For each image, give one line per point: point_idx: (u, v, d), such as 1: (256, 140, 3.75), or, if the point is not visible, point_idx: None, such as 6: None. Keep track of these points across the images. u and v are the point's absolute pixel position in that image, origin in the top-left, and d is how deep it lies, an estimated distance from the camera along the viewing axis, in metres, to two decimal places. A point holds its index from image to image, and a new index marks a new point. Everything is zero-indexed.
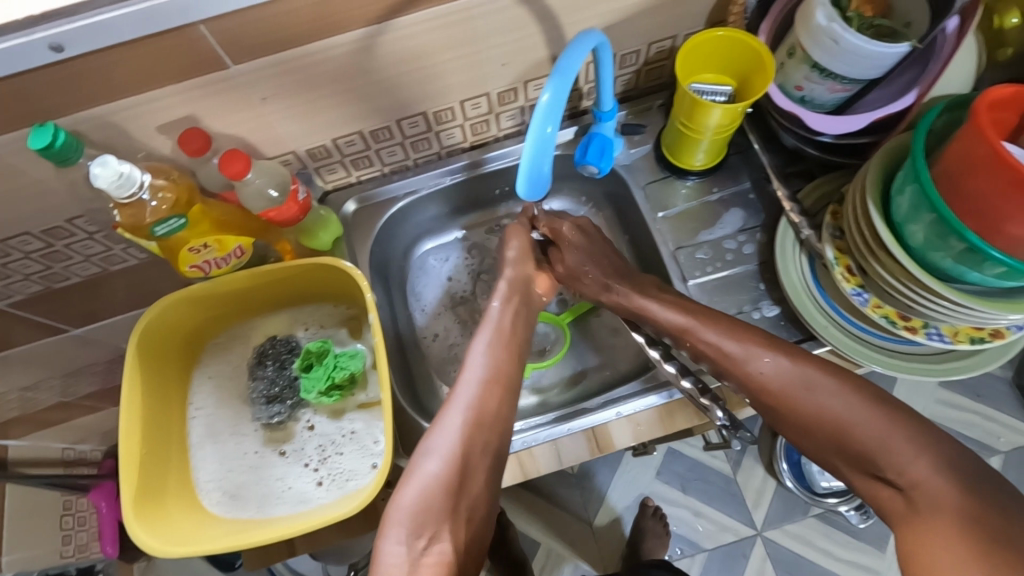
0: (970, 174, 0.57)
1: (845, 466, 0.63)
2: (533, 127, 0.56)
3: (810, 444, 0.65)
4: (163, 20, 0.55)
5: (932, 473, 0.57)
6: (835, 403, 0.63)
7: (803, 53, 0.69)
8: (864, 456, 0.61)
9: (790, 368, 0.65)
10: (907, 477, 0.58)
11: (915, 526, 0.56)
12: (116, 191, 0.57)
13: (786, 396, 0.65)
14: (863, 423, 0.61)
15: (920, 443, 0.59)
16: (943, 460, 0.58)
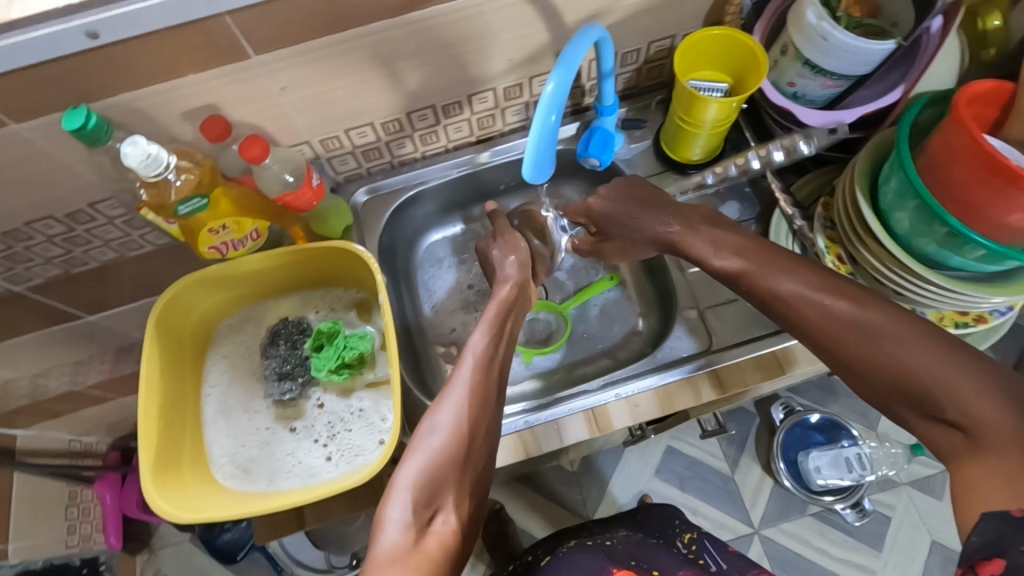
0: (952, 163, 0.60)
1: (906, 409, 0.54)
2: (537, 115, 0.59)
3: (867, 387, 0.57)
4: (192, 9, 0.58)
5: (996, 411, 0.48)
6: (889, 345, 0.54)
7: (795, 51, 0.73)
8: (925, 398, 0.52)
9: (841, 309, 0.57)
10: (971, 416, 0.49)
11: (972, 463, 0.48)
12: (143, 170, 0.61)
13: (838, 340, 0.57)
14: (928, 364, 0.51)
15: (990, 380, 0.49)
16: (1017, 395, 0.48)
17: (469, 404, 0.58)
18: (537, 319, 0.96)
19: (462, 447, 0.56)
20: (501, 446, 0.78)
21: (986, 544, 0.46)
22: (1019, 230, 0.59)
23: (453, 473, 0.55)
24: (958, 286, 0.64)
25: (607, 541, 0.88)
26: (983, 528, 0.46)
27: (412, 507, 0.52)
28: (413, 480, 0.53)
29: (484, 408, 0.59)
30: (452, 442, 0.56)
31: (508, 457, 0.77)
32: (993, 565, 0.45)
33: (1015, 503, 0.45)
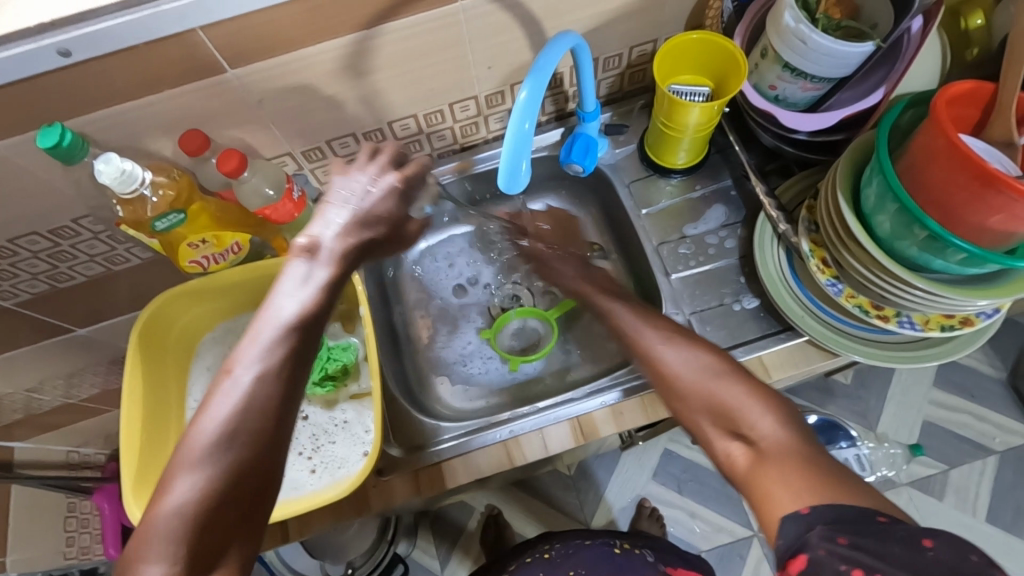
0: (930, 165, 0.60)
1: (710, 427, 0.56)
2: (512, 124, 0.59)
3: (686, 414, 0.59)
4: (164, 25, 0.58)
5: (776, 428, 0.53)
6: (709, 382, 0.58)
7: (775, 54, 0.73)
8: (726, 415, 0.56)
9: (693, 355, 0.61)
10: (758, 431, 0.53)
11: (761, 474, 0.50)
12: (118, 187, 0.61)
13: (674, 382, 0.60)
14: (725, 384, 0.57)
15: (769, 400, 0.55)
16: (787, 417, 0.54)
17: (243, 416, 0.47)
18: (525, 325, 0.97)
19: (233, 473, 0.45)
20: (486, 456, 0.77)
21: (792, 545, 0.45)
22: (998, 232, 0.58)
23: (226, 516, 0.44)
24: (943, 289, 0.63)
25: (547, 553, 0.93)
26: (787, 530, 0.46)
27: (175, 566, 0.42)
28: (180, 514, 0.43)
29: (271, 410, 0.48)
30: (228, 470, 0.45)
31: (493, 466, 0.77)
32: (798, 563, 0.44)
33: (803, 501, 0.46)
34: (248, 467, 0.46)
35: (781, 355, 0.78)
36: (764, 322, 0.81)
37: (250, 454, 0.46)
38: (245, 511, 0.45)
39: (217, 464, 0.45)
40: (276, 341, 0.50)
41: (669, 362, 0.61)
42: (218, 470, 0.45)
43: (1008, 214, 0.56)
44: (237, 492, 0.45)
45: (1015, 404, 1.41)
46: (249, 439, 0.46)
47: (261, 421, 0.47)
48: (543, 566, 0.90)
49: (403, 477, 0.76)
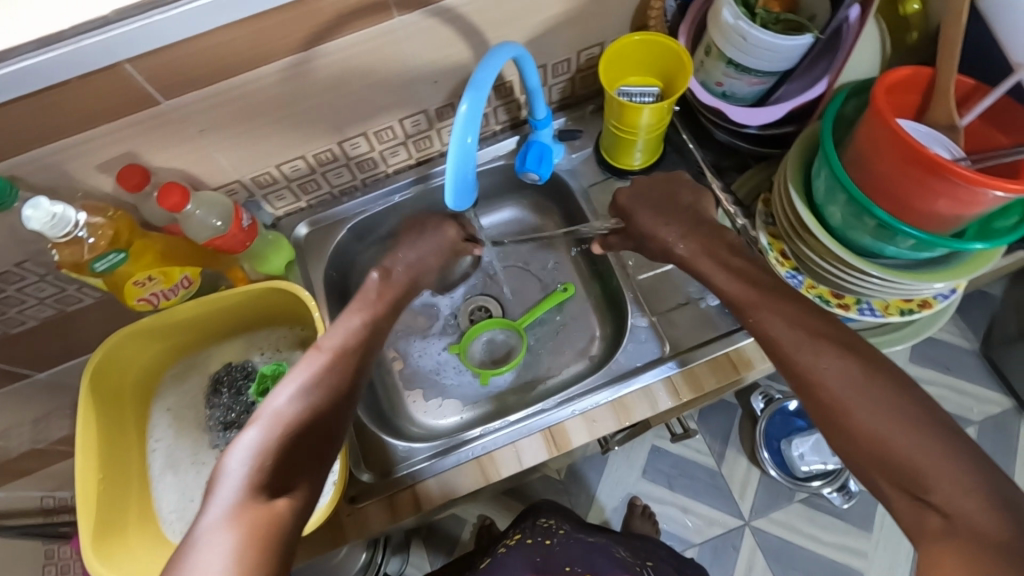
0: (873, 154, 0.60)
1: (888, 485, 0.53)
2: (453, 138, 0.58)
3: (853, 455, 0.56)
4: (87, 62, 0.56)
5: (978, 507, 0.48)
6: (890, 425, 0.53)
7: (718, 51, 0.73)
8: (908, 475, 0.52)
9: (855, 372, 0.56)
10: (953, 505, 0.49)
11: (934, 545, 0.48)
12: (49, 232, 0.58)
13: (832, 401, 0.57)
14: (911, 441, 0.52)
15: (976, 471, 0.50)
16: (987, 484, 0.49)
17: (315, 383, 0.62)
18: (495, 337, 0.95)
19: (295, 428, 0.58)
20: (460, 475, 0.76)
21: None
22: (945, 217, 0.59)
23: (291, 455, 0.56)
24: (897, 276, 0.64)
25: (548, 538, 0.90)
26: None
27: (245, 486, 0.52)
28: (254, 447, 0.56)
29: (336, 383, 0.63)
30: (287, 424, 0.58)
31: (467, 484, 0.75)
32: None
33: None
34: (310, 426, 0.59)
35: (750, 350, 0.78)
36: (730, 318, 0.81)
37: (318, 407, 0.60)
38: (307, 456, 0.57)
39: (287, 412, 0.59)
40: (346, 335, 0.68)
41: (826, 375, 0.57)
42: (287, 417, 0.59)
43: (952, 198, 0.56)
44: (304, 434, 0.58)
45: (990, 374, 1.44)
46: (309, 407, 0.60)
47: (317, 396, 0.61)
48: (542, 551, 0.87)
49: (377, 503, 0.75)
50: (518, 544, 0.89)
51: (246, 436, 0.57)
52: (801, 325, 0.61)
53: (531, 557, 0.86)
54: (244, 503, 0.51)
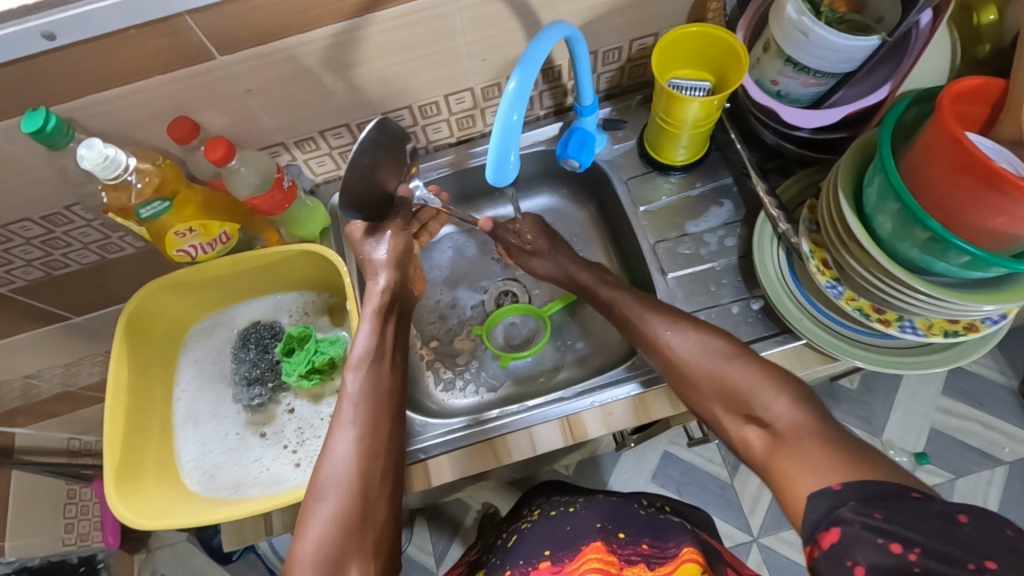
0: (932, 163, 0.57)
1: (724, 413, 0.63)
2: (499, 115, 0.57)
3: (697, 398, 0.65)
4: (148, 10, 0.58)
5: (790, 408, 0.59)
6: (723, 364, 0.64)
7: (777, 48, 0.71)
8: (740, 399, 0.61)
9: (692, 332, 0.67)
10: (771, 412, 0.59)
11: (782, 454, 0.56)
12: (100, 173, 0.60)
13: (682, 366, 0.66)
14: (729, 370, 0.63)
15: (779, 383, 0.60)
16: (800, 397, 0.60)
17: (353, 462, 0.60)
18: (515, 321, 0.95)
19: (360, 504, 0.58)
20: (473, 453, 0.76)
21: (824, 518, 0.50)
22: (1003, 234, 0.56)
23: (352, 541, 0.57)
24: (946, 294, 0.61)
25: (571, 507, 0.84)
26: (816, 504, 0.51)
27: None
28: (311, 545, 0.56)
29: (371, 453, 0.61)
30: (349, 503, 0.58)
31: (479, 465, 0.75)
32: (831, 535, 0.48)
33: (835, 477, 0.51)
34: (369, 501, 0.59)
35: (779, 359, 0.76)
36: (761, 324, 0.79)
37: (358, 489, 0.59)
38: (365, 537, 0.58)
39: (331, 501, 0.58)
40: (358, 386, 0.64)
41: (668, 342, 0.68)
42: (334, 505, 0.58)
43: (1011, 215, 0.54)
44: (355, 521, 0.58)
45: None
46: (367, 478, 0.59)
47: (371, 444, 0.61)
48: (567, 519, 0.80)
49: None
50: (543, 518, 0.83)
51: (309, 524, 0.58)
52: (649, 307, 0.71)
53: (558, 525, 0.79)
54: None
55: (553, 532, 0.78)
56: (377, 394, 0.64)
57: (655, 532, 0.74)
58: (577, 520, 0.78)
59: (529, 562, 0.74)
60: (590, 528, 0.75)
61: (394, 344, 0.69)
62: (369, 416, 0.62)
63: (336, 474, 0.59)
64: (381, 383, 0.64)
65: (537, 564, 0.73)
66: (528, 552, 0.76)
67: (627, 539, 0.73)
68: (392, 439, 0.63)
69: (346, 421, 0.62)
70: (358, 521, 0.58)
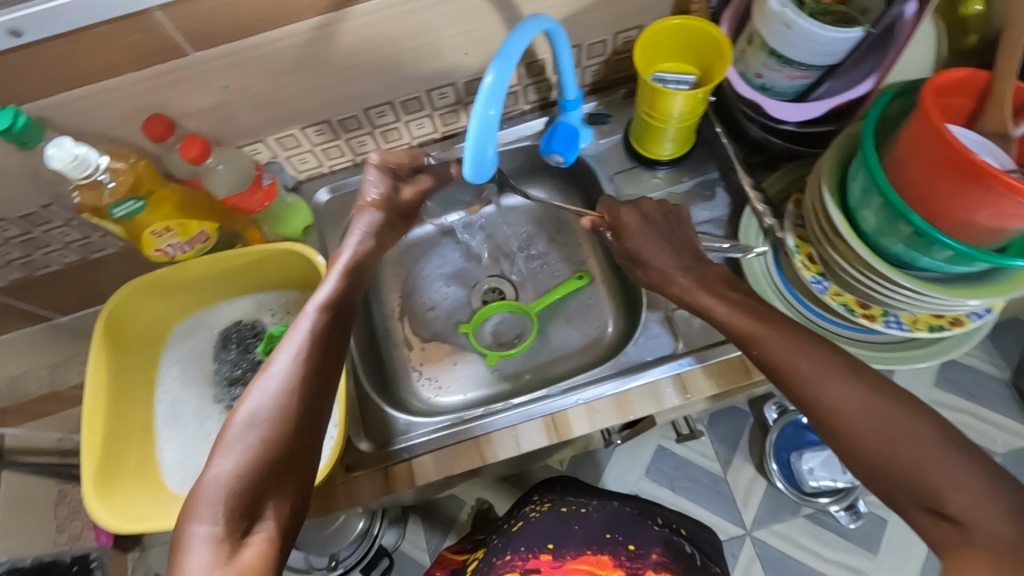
0: (915, 158, 0.57)
1: (905, 501, 0.51)
2: (476, 110, 0.56)
3: (869, 476, 0.54)
4: (117, 6, 0.56)
5: (980, 505, 0.47)
6: (907, 445, 0.51)
7: (761, 40, 0.70)
8: (917, 488, 0.50)
9: (868, 396, 0.54)
10: (966, 508, 0.47)
11: (963, 557, 0.46)
12: (71, 172, 0.59)
13: (847, 429, 0.54)
14: (911, 448, 0.51)
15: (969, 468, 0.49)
16: (988, 475, 0.49)
17: (284, 397, 0.56)
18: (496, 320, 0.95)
19: (277, 438, 0.54)
20: (459, 453, 0.75)
21: None
22: (986, 228, 0.55)
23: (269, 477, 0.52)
24: (929, 289, 0.60)
25: (582, 508, 0.85)
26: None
27: (222, 520, 0.48)
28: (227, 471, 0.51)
29: (305, 394, 0.57)
30: (263, 443, 0.53)
31: (463, 464, 0.74)
32: None
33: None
34: (295, 443, 0.55)
35: None
36: None
37: (286, 428, 0.54)
38: (287, 479, 0.53)
39: (252, 436, 0.53)
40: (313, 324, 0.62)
41: (832, 400, 0.55)
42: (253, 440, 0.53)
43: (997, 209, 0.53)
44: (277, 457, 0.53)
45: (1016, 403, 1.38)
46: (297, 414, 0.56)
47: (306, 386, 0.57)
48: (577, 518, 0.82)
49: (371, 473, 0.74)
50: (552, 509, 0.85)
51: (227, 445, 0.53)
52: (794, 350, 0.59)
53: (568, 521, 0.82)
54: (223, 538, 0.48)
55: (561, 526, 0.81)
56: (326, 340, 0.62)
57: (664, 550, 0.77)
58: (588, 522, 0.81)
59: (530, 551, 0.76)
60: (599, 535, 0.78)
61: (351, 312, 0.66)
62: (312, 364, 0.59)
63: (263, 411, 0.54)
64: (325, 334, 0.61)
65: (540, 555, 0.76)
66: (532, 541, 0.78)
67: (635, 553, 0.76)
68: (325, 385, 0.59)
69: (283, 360, 0.59)
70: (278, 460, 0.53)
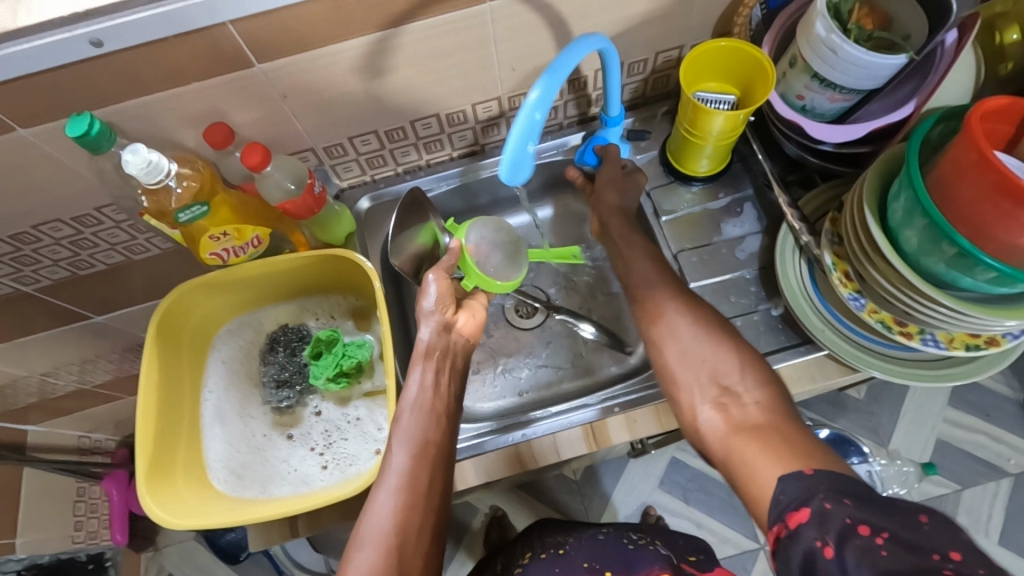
0: (962, 182, 0.59)
1: (698, 392, 0.62)
2: (523, 114, 0.57)
3: (670, 375, 0.65)
4: (192, 19, 0.59)
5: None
6: (718, 348, 0.63)
7: (804, 63, 0.72)
8: (718, 382, 0.61)
9: (692, 315, 0.67)
10: (746, 394, 0.60)
11: (744, 436, 0.56)
12: (143, 178, 0.61)
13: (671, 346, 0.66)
14: (720, 356, 0.63)
15: (761, 379, 0.61)
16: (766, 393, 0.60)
17: (403, 506, 0.59)
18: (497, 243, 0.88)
19: (396, 555, 0.57)
20: (498, 458, 0.76)
21: (794, 499, 0.48)
22: None
23: None
24: (971, 309, 0.62)
25: (561, 548, 0.87)
26: (787, 488, 0.50)
27: None
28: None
29: (421, 498, 0.60)
30: (387, 554, 0.57)
31: (504, 469, 0.76)
32: (800, 515, 0.47)
33: (807, 464, 0.51)
34: (406, 558, 0.57)
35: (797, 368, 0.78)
36: (781, 333, 0.80)
37: (405, 538, 0.58)
38: None
39: (378, 549, 0.57)
40: (427, 402, 0.65)
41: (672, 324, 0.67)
42: (380, 553, 0.57)
43: None
44: (396, 570, 0.56)
45: None
46: (404, 531, 0.58)
47: (418, 484, 0.60)
48: (558, 560, 0.84)
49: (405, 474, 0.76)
50: (534, 560, 0.86)
51: (352, 559, 0.57)
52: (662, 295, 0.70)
53: (548, 564, 0.83)
54: None
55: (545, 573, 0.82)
56: (426, 440, 0.63)
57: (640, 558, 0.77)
58: (565, 562, 0.83)
59: None
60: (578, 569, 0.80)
61: (448, 384, 0.68)
62: (422, 468, 0.61)
63: (372, 535, 0.57)
64: (423, 434, 0.63)
65: None
66: None
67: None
68: (438, 481, 0.62)
69: (398, 453, 0.62)
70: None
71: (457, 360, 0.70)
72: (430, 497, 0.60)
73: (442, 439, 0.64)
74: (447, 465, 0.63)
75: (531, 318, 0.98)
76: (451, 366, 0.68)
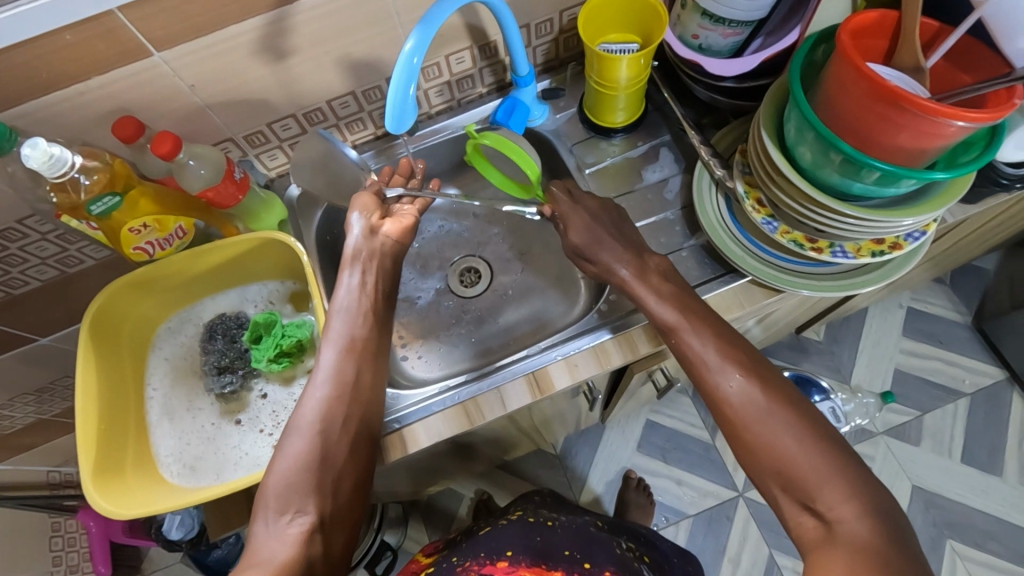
0: (841, 92, 0.62)
1: (782, 495, 0.60)
2: (401, 58, 0.61)
3: (755, 469, 0.62)
4: (79, 10, 0.59)
5: (856, 517, 0.56)
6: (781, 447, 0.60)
7: (693, 3, 0.75)
8: (799, 486, 0.58)
9: (749, 387, 0.63)
10: (835, 511, 0.56)
11: (827, 552, 0.55)
12: (47, 170, 0.62)
13: (727, 408, 0.63)
14: (798, 454, 0.59)
15: (853, 482, 0.57)
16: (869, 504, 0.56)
17: (331, 396, 0.66)
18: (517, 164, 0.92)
19: (322, 440, 0.64)
20: (447, 417, 0.78)
21: None
22: (910, 149, 0.61)
23: (310, 473, 0.62)
24: (867, 213, 0.66)
25: (550, 521, 0.88)
26: None
27: (272, 510, 0.60)
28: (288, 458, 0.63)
29: (347, 395, 0.66)
30: (313, 438, 0.64)
31: (455, 427, 0.77)
32: None
33: None
34: (332, 443, 0.64)
35: (728, 296, 0.80)
36: (709, 266, 0.83)
37: (329, 424, 0.65)
38: (326, 481, 0.63)
39: (307, 434, 0.64)
40: (356, 305, 0.72)
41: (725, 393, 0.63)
42: (308, 437, 0.64)
43: (914, 130, 0.58)
44: (320, 453, 0.63)
45: (981, 345, 1.45)
46: (330, 419, 0.65)
47: (342, 373, 0.67)
48: (543, 531, 0.85)
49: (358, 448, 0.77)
50: (518, 519, 0.87)
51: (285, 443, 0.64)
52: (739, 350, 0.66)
53: (531, 533, 0.84)
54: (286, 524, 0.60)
55: (524, 537, 0.82)
56: (354, 338, 0.70)
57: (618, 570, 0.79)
58: (550, 534, 0.84)
59: (490, 557, 0.78)
60: (558, 551, 0.80)
61: (380, 288, 0.74)
62: (348, 361, 0.68)
63: (301, 421, 0.64)
64: (350, 331, 0.70)
65: (497, 561, 0.77)
66: (491, 548, 0.80)
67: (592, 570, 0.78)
68: (367, 379, 0.69)
69: (328, 352, 0.69)
70: (317, 463, 0.63)
71: (387, 259, 0.76)
72: (358, 389, 0.68)
73: (372, 338, 0.71)
74: (376, 363, 0.70)
75: (474, 287, 1.00)
76: (376, 268, 0.75)
